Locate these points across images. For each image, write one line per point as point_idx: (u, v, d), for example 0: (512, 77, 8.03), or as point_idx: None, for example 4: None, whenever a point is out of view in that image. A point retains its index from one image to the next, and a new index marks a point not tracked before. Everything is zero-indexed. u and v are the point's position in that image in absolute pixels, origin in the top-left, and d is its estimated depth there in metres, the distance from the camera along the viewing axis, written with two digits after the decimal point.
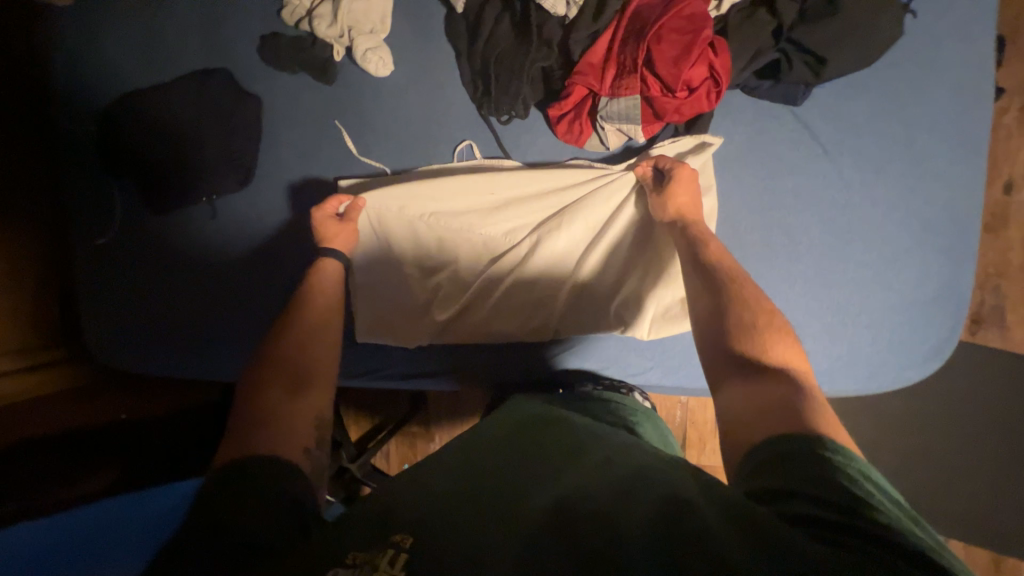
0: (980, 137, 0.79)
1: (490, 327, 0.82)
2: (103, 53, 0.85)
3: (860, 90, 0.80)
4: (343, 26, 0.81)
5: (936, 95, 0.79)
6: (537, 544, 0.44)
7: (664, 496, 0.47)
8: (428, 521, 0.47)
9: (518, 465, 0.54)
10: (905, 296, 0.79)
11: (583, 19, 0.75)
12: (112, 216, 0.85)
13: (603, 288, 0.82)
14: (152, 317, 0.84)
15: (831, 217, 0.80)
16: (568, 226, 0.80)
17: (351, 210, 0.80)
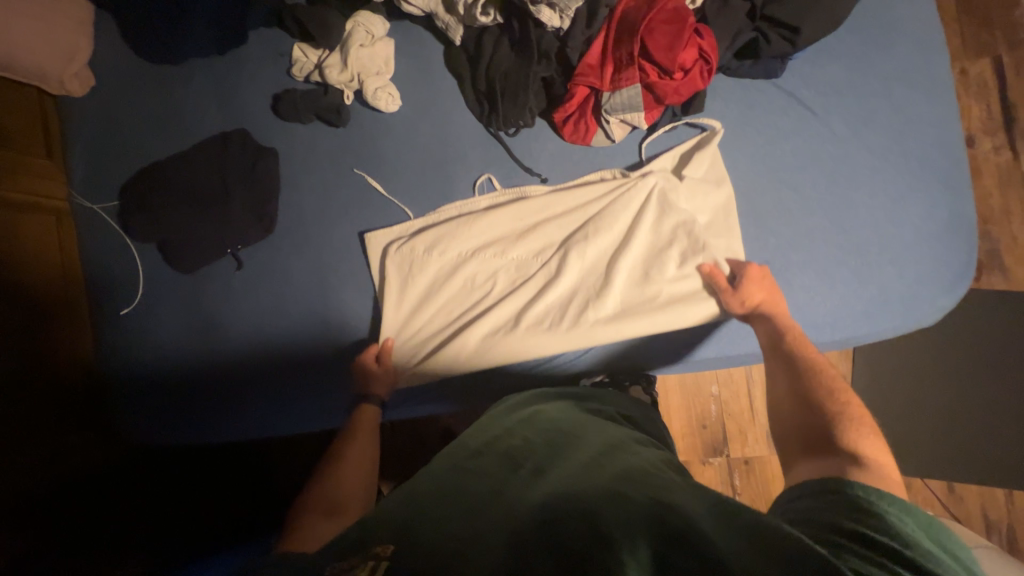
0: (946, 85, 0.75)
1: (531, 346, 0.78)
2: (129, 134, 0.96)
3: (874, 49, 0.75)
4: (353, 71, 0.85)
5: (901, 51, 0.75)
6: (525, 547, 0.43)
7: (651, 501, 0.47)
8: (418, 516, 0.48)
9: (496, 470, 0.55)
10: (917, 228, 0.72)
11: (577, 25, 0.74)
12: (162, 280, 0.93)
13: (639, 299, 0.76)
14: (185, 368, 0.90)
15: (831, 168, 0.74)
16: (596, 236, 0.78)
17: (384, 353, 0.81)
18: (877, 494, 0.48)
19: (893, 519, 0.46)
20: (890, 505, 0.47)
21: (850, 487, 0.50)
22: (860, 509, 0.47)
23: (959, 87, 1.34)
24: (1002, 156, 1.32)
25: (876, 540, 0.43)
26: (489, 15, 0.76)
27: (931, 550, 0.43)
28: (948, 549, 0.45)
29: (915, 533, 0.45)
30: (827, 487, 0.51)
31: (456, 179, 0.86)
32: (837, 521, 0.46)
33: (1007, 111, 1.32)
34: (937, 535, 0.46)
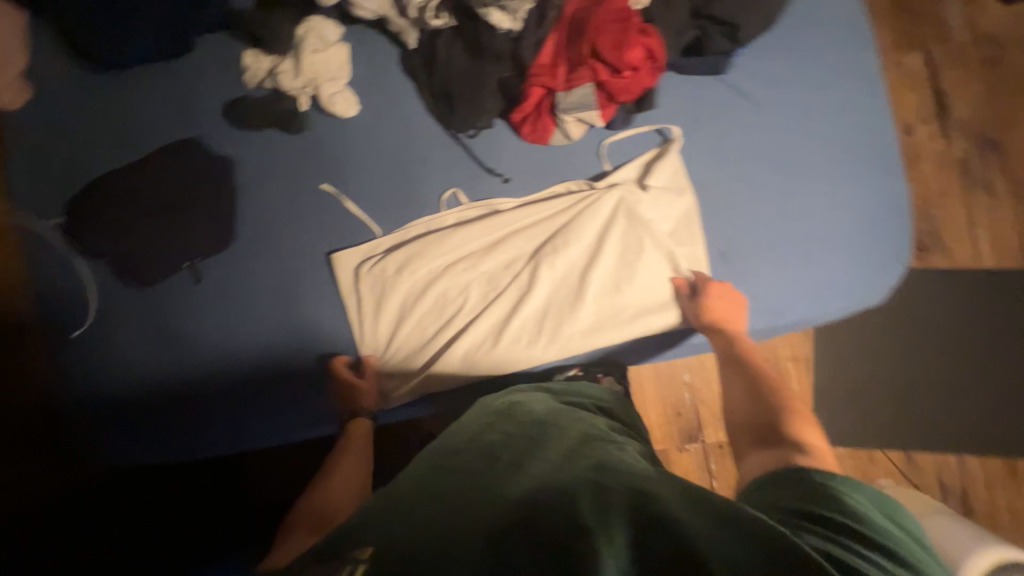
0: (877, 77, 0.79)
1: (508, 355, 0.80)
2: (73, 147, 0.92)
3: (810, 45, 0.79)
4: (307, 77, 0.84)
5: (834, 45, 0.79)
6: (503, 542, 0.43)
7: (625, 488, 0.48)
8: (397, 520, 0.47)
9: (474, 464, 0.54)
10: (858, 213, 0.77)
11: (528, 26, 0.75)
12: (116, 297, 0.89)
13: (609, 307, 0.79)
14: (148, 389, 0.87)
15: (777, 159, 0.77)
16: (565, 249, 0.79)
17: (366, 368, 0.84)
18: (835, 476, 0.51)
19: (850, 498, 0.49)
20: (846, 485, 0.50)
21: (810, 472, 0.53)
22: (821, 492, 0.49)
23: (895, 79, 1.43)
24: (937, 143, 1.41)
25: (837, 521, 0.45)
26: (441, 18, 0.78)
27: (884, 525, 0.46)
28: (899, 523, 0.49)
29: (870, 510, 0.48)
30: (790, 475, 0.53)
31: (419, 181, 0.86)
32: (801, 506, 0.48)
33: (939, 101, 1.41)
34: (888, 510, 0.49)
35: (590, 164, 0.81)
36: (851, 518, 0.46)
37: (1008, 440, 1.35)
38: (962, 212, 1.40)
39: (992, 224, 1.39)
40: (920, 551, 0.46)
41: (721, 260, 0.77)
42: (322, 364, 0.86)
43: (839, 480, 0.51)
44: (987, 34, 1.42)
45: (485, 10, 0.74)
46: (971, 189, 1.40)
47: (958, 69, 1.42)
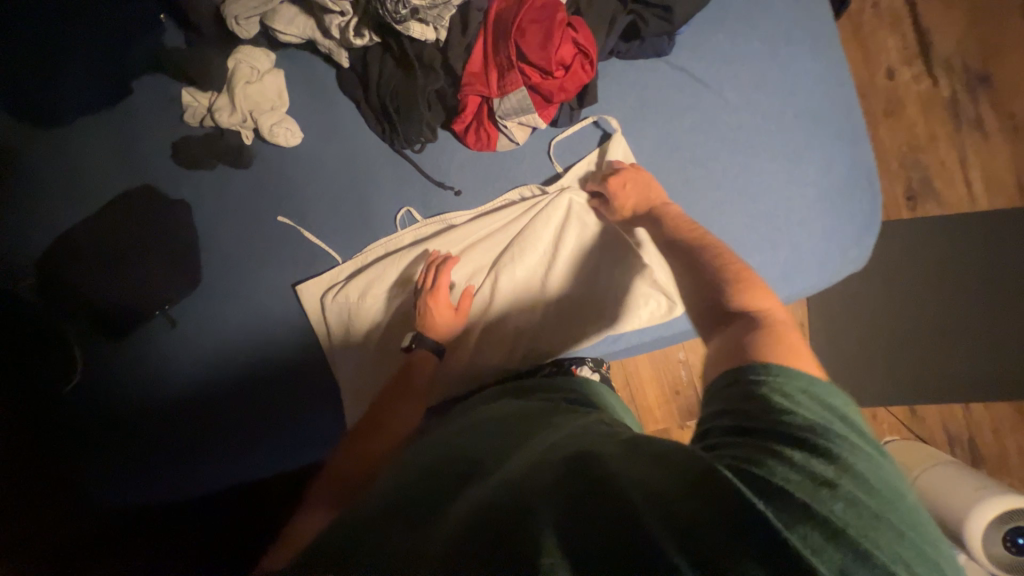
0: (831, 35, 0.75)
1: (479, 366, 0.80)
2: (26, 204, 0.90)
3: (757, 10, 0.75)
4: (243, 111, 0.82)
5: (783, 7, 0.75)
6: (449, 534, 0.39)
7: (576, 457, 0.44)
8: (350, 530, 0.44)
9: (438, 468, 0.51)
10: (819, 187, 0.73)
11: (454, 35, 0.73)
12: (91, 351, 0.88)
13: (573, 312, 0.79)
14: (139, 443, 0.87)
15: (732, 138, 0.74)
16: (522, 257, 0.78)
17: (463, 300, 0.78)
18: (767, 374, 0.48)
19: (777, 395, 0.46)
20: (780, 379, 0.47)
21: (746, 372, 0.50)
22: (749, 396, 0.47)
23: (873, 20, 1.35)
24: (922, 84, 1.33)
25: (757, 429, 0.43)
26: (363, 37, 0.75)
27: (811, 416, 0.44)
28: (833, 410, 0.45)
29: (798, 403, 0.45)
30: (727, 377, 0.51)
31: (372, 201, 0.85)
32: (726, 421, 0.46)
33: (922, 37, 1.33)
34: (823, 399, 0.46)
35: (540, 166, 0.80)
36: (771, 421, 0.44)
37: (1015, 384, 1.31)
38: (953, 155, 1.33)
39: (984, 164, 1.33)
40: (851, 439, 0.43)
41: None
42: (303, 394, 0.87)
43: (772, 378, 0.48)
44: None
45: (403, 25, 0.70)
46: (961, 130, 1.33)
47: (940, 2, 1.33)
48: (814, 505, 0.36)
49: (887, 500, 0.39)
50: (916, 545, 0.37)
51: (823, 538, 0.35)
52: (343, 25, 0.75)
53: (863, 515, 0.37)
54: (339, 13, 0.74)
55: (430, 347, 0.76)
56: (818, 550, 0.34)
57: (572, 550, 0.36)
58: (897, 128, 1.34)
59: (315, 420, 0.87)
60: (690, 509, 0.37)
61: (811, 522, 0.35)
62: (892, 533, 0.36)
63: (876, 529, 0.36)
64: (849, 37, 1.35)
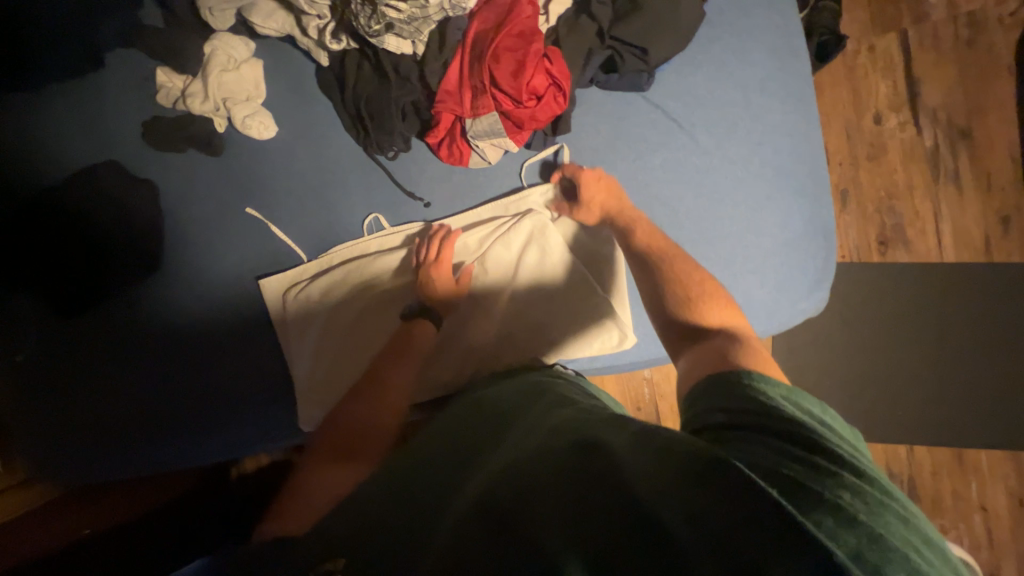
0: (798, 87, 0.82)
1: (430, 375, 0.82)
2: None
3: (734, 56, 0.81)
4: (216, 99, 0.81)
5: (759, 58, 0.82)
6: (473, 533, 0.41)
7: (575, 452, 0.47)
8: (372, 524, 0.46)
9: (446, 467, 0.54)
10: (778, 239, 0.80)
11: (430, 53, 0.76)
12: (52, 327, 0.85)
13: (531, 331, 0.82)
14: (90, 419, 0.86)
15: (699, 180, 0.80)
16: (484, 267, 0.83)
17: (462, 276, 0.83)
18: (751, 381, 0.53)
19: (763, 398, 0.51)
20: (760, 386, 0.53)
21: (728, 375, 0.55)
22: (742, 398, 0.51)
23: (867, 63, 1.36)
24: (906, 132, 1.35)
25: (756, 427, 0.47)
26: (340, 42, 0.79)
27: (798, 415, 0.49)
28: (811, 414, 0.51)
29: (781, 406, 0.50)
30: (713, 379, 0.55)
31: (341, 202, 0.85)
32: (724, 420, 0.50)
33: (911, 86, 1.35)
34: (800, 404, 0.52)
35: (513, 187, 0.84)
36: (765, 420, 0.48)
37: (965, 436, 1.33)
38: (927, 206, 1.36)
39: (956, 217, 1.36)
40: (835, 437, 0.48)
41: None
42: (256, 384, 0.87)
43: (755, 384, 0.53)
44: (966, 13, 1.34)
45: (378, 39, 0.74)
46: (938, 182, 1.36)
47: (933, 53, 1.35)
48: (823, 495, 0.39)
49: (886, 491, 0.41)
50: (920, 529, 0.39)
51: (834, 523, 0.36)
52: (320, 27, 0.78)
53: (868, 502, 0.39)
54: (316, 16, 0.77)
55: (431, 319, 0.80)
56: (833, 534, 0.36)
57: (581, 547, 0.37)
58: (877, 173, 1.36)
59: (267, 410, 0.87)
60: (703, 500, 0.38)
61: (822, 509, 0.37)
62: (897, 519, 0.38)
63: (881, 515, 0.38)
64: (842, 78, 1.36)
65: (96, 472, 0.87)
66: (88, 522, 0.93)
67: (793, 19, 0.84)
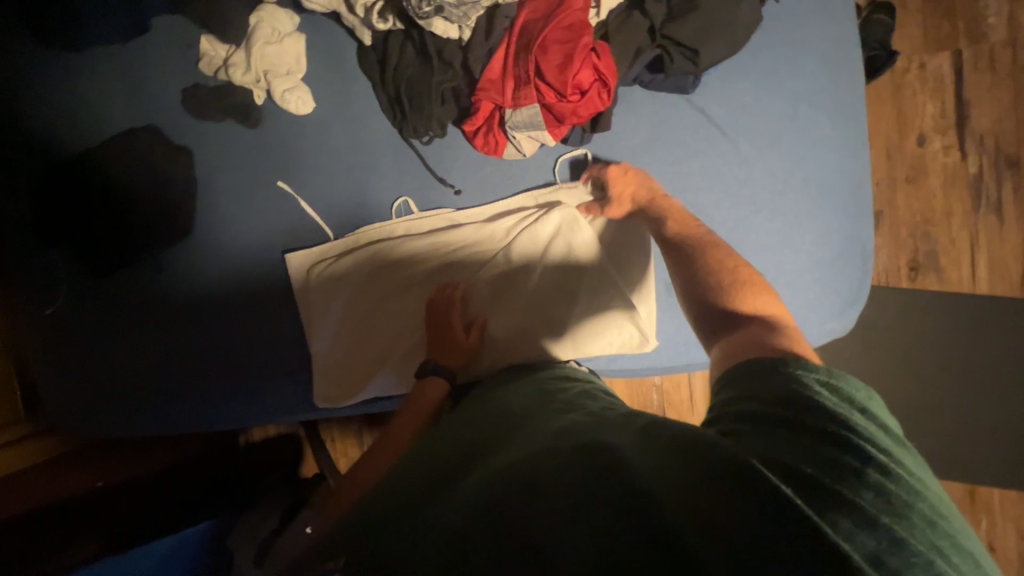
0: (847, 102, 0.81)
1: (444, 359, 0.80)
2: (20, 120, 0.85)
3: (785, 65, 0.79)
4: (258, 71, 0.82)
5: (810, 68, 0.80)
6: (480, 519, 0.42)
7: (578, 445, 0.47)
8: (379, 520, 0.48)
9: (452, 459, 0.54)
10: (812, 256, 0.79)
11: (476, 39, 0.76)
12: (82, 284, 0.87)
13: (553, 326, 0.82)
14: (112, 378, 0.87)
15: (737, 190, 0.79)
16: (509, 258, 0.82)
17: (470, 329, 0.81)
18: (782, 370, 0.52)
19: (793, 386, 0.50)
20: (797, 372, 0.52)
21: (760, 366, 0.54)
22: (778, 385, 0.50)
23: (916, 81, 1.31)
24: (950, 157, 1.31)
25: (780, 418, 0.46)
26: (386, 21, 0.79)
27: (828, 405, 0.47)
28: (847, 400, 0.49)
29: (812, 393, 0.49)
30: (750, 365, 0.54)
31: (373, 184, 0.86)
32: (747, 410, 0.49)
33: (960, 109, 1.30)
34: (840, 391, 0.50)
35: (547, 181, 0.83)
36: (789, 411, 0.47)
37: (981, 472, 1.29)
38: (964, 234, 1.32)
39: (994, 248, 1.31)
40: (869, 429, 0.47)
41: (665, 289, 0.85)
42: (276, 357, 0.88)
43: (788, 373, 0.52)
44: None
45: (426, 20, 0.74)
46: (978, 210, 1.31)
47: (987, 76, 1.29)
48: (845, 493, 0.39)
49: (913, 490, 0.41)
50: (945, 531, 0.39)
51: (854, 524, 0.37)
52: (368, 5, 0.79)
53: (893, 503, 0.39)
54: None
55: (443, 374, 0.78)
56: (850, 536, 0.36)
57: (579, 541, 0.37)
58: (915, 196, 1.32)
59: (285, 384, 0.88)
60: (710, 500, 0.38)
61: (842, 510, 0.38)
62: (922, 522, 0.39)
63: (906, 517, 0.39)
64: (889, 96, 1.32)
65: (110, 429, 0.89)
66: (92, 476, 0.95)
67: (850, 30, 0.81)
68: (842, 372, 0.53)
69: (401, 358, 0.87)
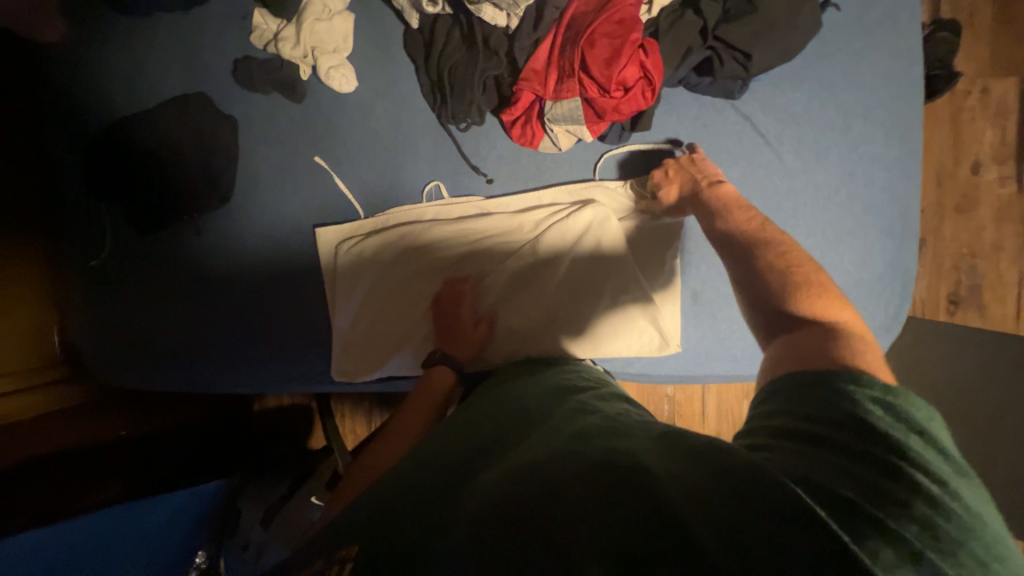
0: (903, 121, 0.77)
1: (453, 347, 0.82)
2: (83, 80, 0.89)
3: (840, 76, 0.77)
4: (307, 46, 0.84)
5: (867, 82, 0.77)
6: (501, 512, 0.42)
7: (604, 450, 0.47)
8: (402, 501, 0.49)
9: (476, 450, 0.56)
10: (850, 277, 0.76)
11: (524, 29, 0.76)
12: (128, 241, 0.91)
13: (571, 323, 0.82)
14: (145, 333, 0.91)
15: (776, 202, 0.77)
16: (536, 252, 0.82)
17: (480, 324, 0.83)
18: (835, 385, 0.51)
19: (847, 404, 0.48)
20: (851, 388, 0.50)
21: (810, 379, 0.52)
22: (828, 403, 0.49)
23: (977, 106, 1.24)
24: (1007, 188, 1.24)
25: (823, 439, 0.45)
26: (436, 5, 0.80)
27: (883, 429, 0.45)
28: (912, 424, 0.47)
29: (865, 415, 0.47)
30: (804, 377, 0.53)
31: (408, 167, 0.87)
32: (790, 426, 0.48)
33: (1023, 138, 1.23)
34: (896, 410, 0.48)
35: (583, 176, 0.83)
36: (833, 432, 0.46)
37: None
38: (1014, 271, 1.25)
39: None
40: (926, 456, 0.44)
41: (692, 299, 0.83)
42: (299, 328, 0.90)
43: (839, 392, 0.50)
44: None
45: (476, 6, 0.75)
46: None
47: None
48: (885, 521, 0.37)
49: (967, 527, 0.39)
50: (1000, 575, 0.37)
51: (893, 555, 0.35)
52: None
53: (940, 540, 0.37)
54: None
55: (452, 366, 0.79)
56: (886, 568, 0.35)
57: (598, 542, 0.37)
58: (964, 227, 1.26)
59: (306, 355, 0.91)
60: (738, 512, 0.38)
61: (879, 540, 0.36)
62: (973, 561, 0.37)
63: (955, 557, 0.36)
64: (947, 118, 1.26)
65: (139, 381, 0.93)
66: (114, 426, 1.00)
67: (914, 45, 0.78)
68: (904, 392, 0.50)
69: (420, 341, 0.88)
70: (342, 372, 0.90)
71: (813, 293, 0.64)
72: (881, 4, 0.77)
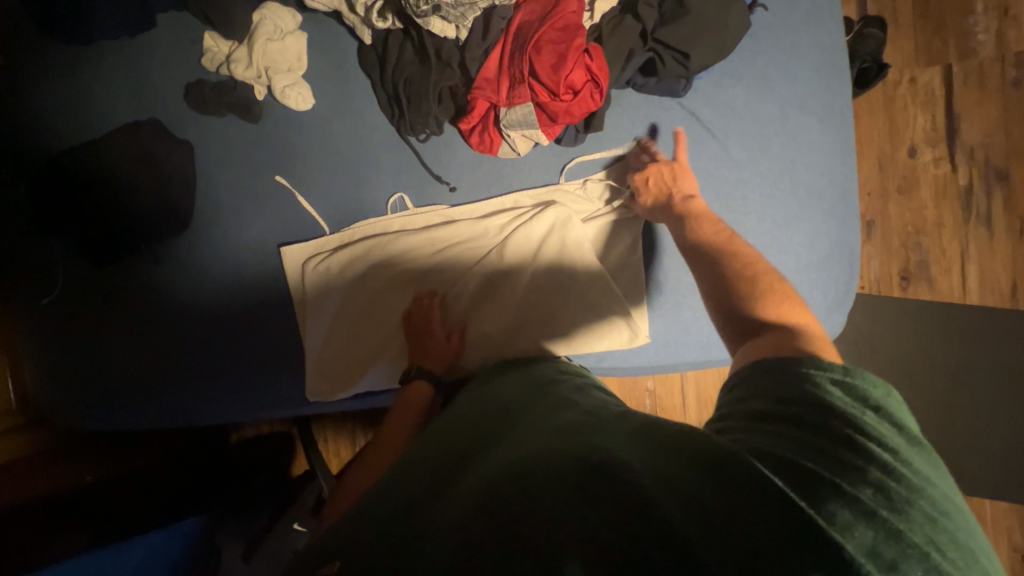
0: (835, 110, 0.83)
1: (427, 357, 0.82)
2: (25, 113, 0.86)
3: (775, 71, 0.81)
4: (259, 67, 0.83)
5: (800, 76, 0.82)
6: (481, 513, 0.43)
7: (581, 444, 0.48)
8: (385, 513, 0.49)
9: (458, 457, 0.56)
10: (802, 258, 0.80)
11: (474, 40, 0.78)
12: (82, 274, 0.87)
13: (543, 325, 0.83)
14: (106, 368, 0.87)
15: (727, 192, 0.80)
16: (503, 257, 0.84)
17: (453, 332, 0.83)
18: (798, 368, 0.53)
19: (808, 384, 0.51)
20: (815, 371, 0.53)
21: (776, 365, 0.55)
22: (792, 384, 0.52)
23: (907, 94, 1.34)
24: (941, 168, 1.33)
25: (787, 416, 0.48)
26: (386, 20, 0.81)
27: (840, 404, 0.48)
28: (867, 400, 0.50)
29: (825, 393, 0.50)
30: (770, 364, 0.56)
31: (371, 180, 0.87)
32: (757, 408, 0.50)
33: (950, 122, 1.33)
34: (855, 391, 0.50)
35: (543, 179, 0.85)
36: (797, 408, 0.48)
37: (970, 482, 1.30)
38: (955, 245, 1.33)
39: (984, 260, 1.33)
40: (880, 427, 0.47)
41: (658, 290, 0.86)
42: (270, 350, 0.88)
43: (801, 373, 0.53)
44: (1014, 53, 1.31)
45: (424, 19, 0.77)
46: (968, 222, 1.33)
47: (977, 91, 1.32)
48: (842, 485, 0.40)
49: (916, 488, 0.41)
50: (948, 529, 0.39)
51: (851, 516, 0.37)
52: (368, 5, 0.81)
53: (893, 500, 0.39)
54: None
55: (428, 379, 0.79)
56: (846, 529, 0.37)
57: (576, 533, 0.38)
58: (907, 207, 1.34)
59: (279, 377, 0.89)
60: (708, 491, 0.39)
61: (837, 503, 0.38)
62: (923, 518, 0.39)
63: (906, 515, 0.39)
64: (881, 107, 1.34)
65: (101, 421, 0.89)
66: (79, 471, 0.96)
67: (838, 39, 0.84)
68: (860, 371, 0.53)
69: (395, 354, 0.88)
70: (317, 390, 0.88)
71: (770, 292, 0.67)
72: (805, 3, 0.83)
